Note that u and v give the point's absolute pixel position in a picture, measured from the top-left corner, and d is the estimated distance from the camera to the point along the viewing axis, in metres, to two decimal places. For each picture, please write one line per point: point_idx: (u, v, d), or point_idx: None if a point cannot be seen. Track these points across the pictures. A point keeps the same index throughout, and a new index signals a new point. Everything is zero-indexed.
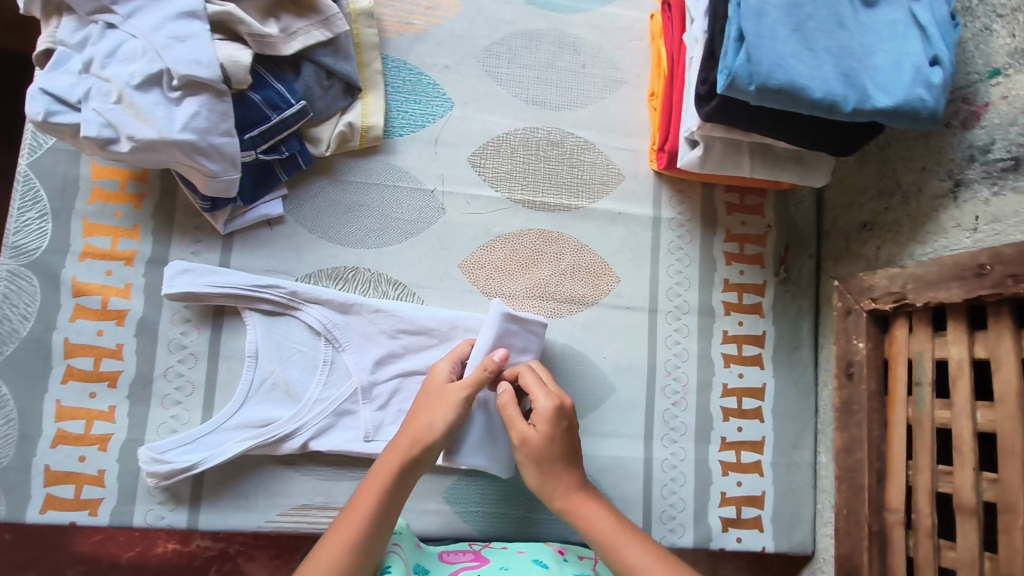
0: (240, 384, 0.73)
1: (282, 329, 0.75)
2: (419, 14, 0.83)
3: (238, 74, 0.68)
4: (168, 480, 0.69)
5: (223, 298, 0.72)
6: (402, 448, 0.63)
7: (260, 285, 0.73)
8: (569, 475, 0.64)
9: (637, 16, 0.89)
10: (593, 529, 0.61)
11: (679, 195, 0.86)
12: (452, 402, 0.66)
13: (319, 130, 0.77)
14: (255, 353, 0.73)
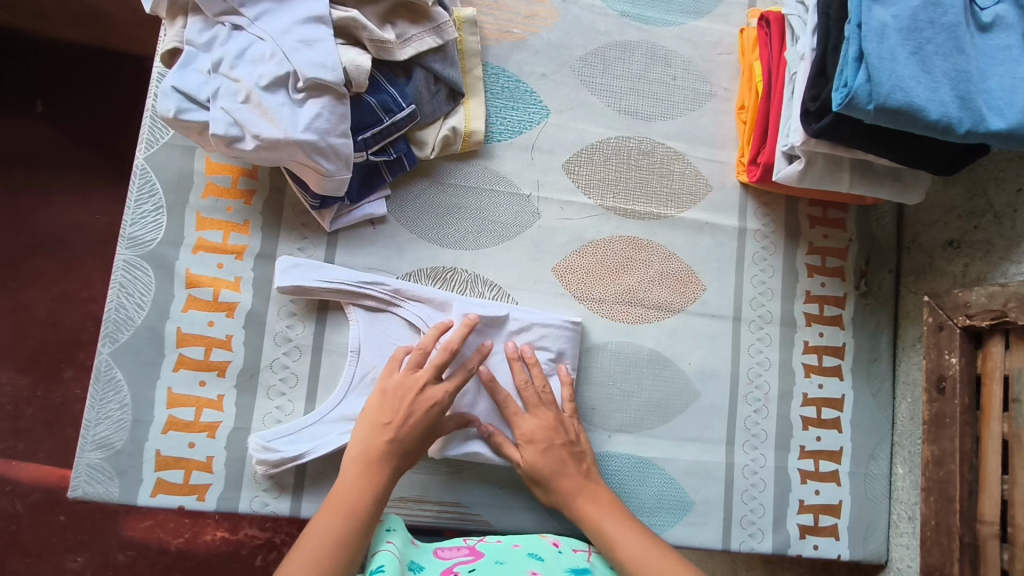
0: (342, 378, 0.74)
1: (383, 325, 0.76)
2: (518, 24, 0.85)
3: (359, 78, 0.71)
4: (276, 468, 0.71)
5: (331, 293, 0.74)
6: (382, 438, 0.65)
7: (365, 281, 0.74)
8: (563, 475, 0.70)
9: (727, 31, 0.90)
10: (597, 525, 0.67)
11: (763, 207, 0.88)
12: (419, 397, 0.67)
13: (424, 133, 0.79)
14: (358, 348, 0.74)
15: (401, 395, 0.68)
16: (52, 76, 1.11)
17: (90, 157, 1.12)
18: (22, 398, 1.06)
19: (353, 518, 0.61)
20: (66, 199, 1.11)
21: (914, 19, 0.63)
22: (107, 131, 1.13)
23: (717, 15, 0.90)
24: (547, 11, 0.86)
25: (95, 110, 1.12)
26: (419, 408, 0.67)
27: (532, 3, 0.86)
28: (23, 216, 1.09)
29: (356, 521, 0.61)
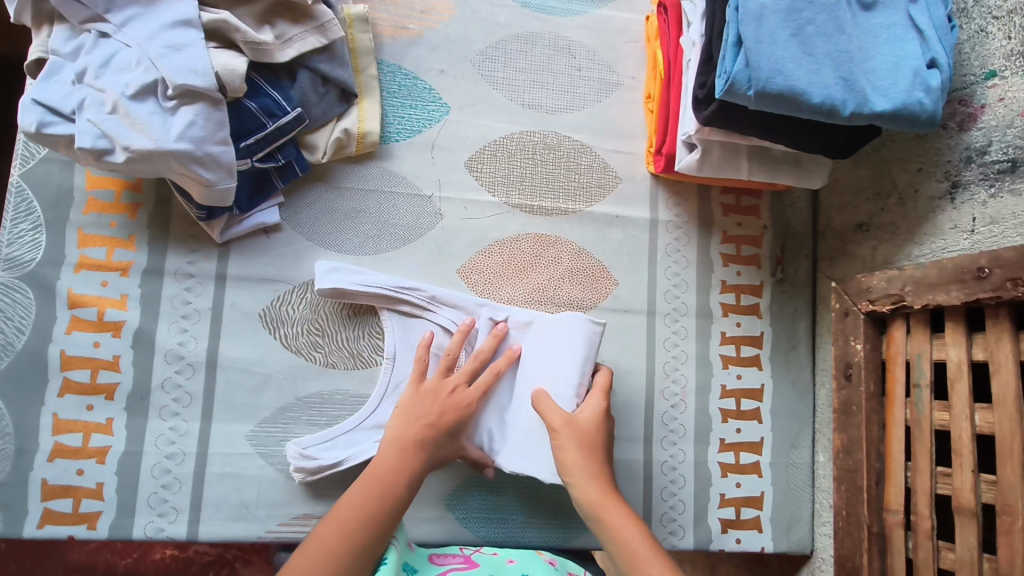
0: (377, 385, 0.74)
1: (418, 331, 0.76)
2: (413, 19, 0.83)
3: (234, 82, 0.68)
4: (314, 476, 0.71)
5: (368, 298, 0.74)
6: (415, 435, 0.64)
7: (402, 287, 0.74)
8: (592, 470, 0.64)
9: (633, 18, 0.88)
10: (615, 533, 0.59)
11: (676, 197, 0.86)
12: (452, 397, 0.68)
13: (315, 137, 0.76)
14: (393, 355, 0.75)
15: (434, 394, 0.68)
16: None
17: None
18: None
19: (389, 493, 0.60)
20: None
21: (792, 1, 0.61)
22: None
23: (621, 1, 0.88)
24: (444, 4, 0.84)
25: None
26: (455, 408, 0.67)
27: None
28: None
29: (393, 497, 0.60)
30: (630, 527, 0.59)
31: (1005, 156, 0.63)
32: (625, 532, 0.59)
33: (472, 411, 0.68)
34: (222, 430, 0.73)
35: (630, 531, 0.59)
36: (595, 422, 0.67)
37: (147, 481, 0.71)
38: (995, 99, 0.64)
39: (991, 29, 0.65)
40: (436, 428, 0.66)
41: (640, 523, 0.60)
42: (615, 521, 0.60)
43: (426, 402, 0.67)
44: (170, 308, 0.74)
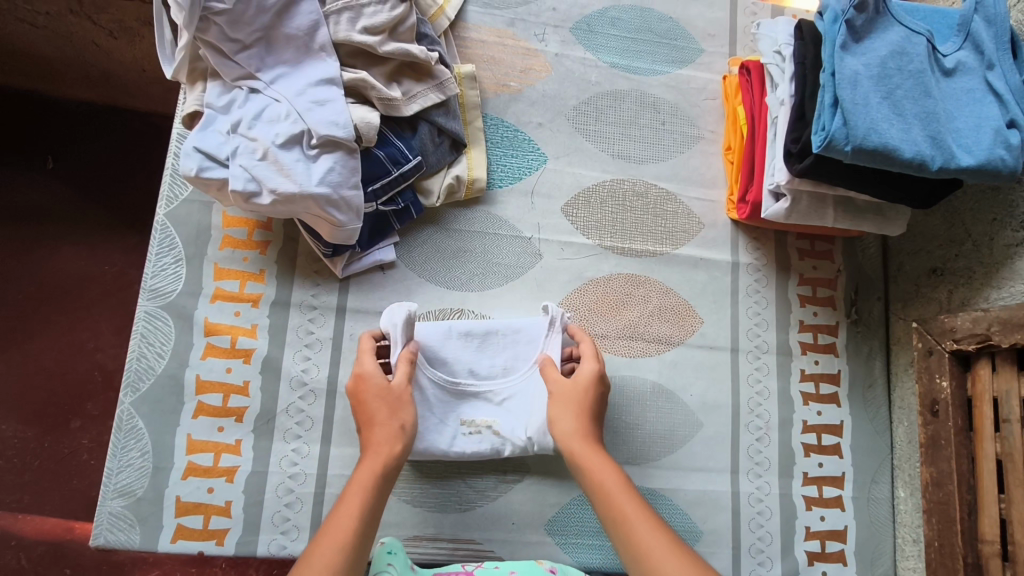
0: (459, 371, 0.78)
1: (481, 342, 0.78)
2: (514, 77, 0.92)
3: (369, 133, 0.76)
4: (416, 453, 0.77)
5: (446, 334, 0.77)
6: (378, 457, 0.66)
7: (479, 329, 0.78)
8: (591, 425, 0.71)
9: (711, 78, 0.96)
10: (601, 486, 0.66)
11: (754, 241, 0.92)
12: (404, 430, 0.68)
13: (430, 183, 0.83)
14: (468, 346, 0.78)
15: (386, 404, 0.70)
16: (61, 134, 1.15)
17: (97, 210, 1.15)
18: (30, 449, 1.05)
19: (373, 505, 0.64)
20: (75, 250, 1.14)
21: (883, 67, 0.68)
22: (116, 184, 1.16)
23: (700, 63, 0.97)
24: (542, 64, 0.93)
25: (104, 163, 1.16)
26: (400, 447, 0.68)
27: (527, 58, 0.93)
28: (36, 268, 1.11)
29: (370, 516, 0.62)
30: (608, 471, 0.67)
31: None
32: (608, 477, 0.66)
33: (400, 442, 0.68)
34: (340, 453, 0.78)
35: (609, 475, 0.66)
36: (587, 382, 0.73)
37: (271, 501, 0.75)
38: None
39: None
40: (385, 460, 0.66)
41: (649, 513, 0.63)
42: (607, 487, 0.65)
43: (377, 432, 0.68)
44: (295, 337, 0.80)
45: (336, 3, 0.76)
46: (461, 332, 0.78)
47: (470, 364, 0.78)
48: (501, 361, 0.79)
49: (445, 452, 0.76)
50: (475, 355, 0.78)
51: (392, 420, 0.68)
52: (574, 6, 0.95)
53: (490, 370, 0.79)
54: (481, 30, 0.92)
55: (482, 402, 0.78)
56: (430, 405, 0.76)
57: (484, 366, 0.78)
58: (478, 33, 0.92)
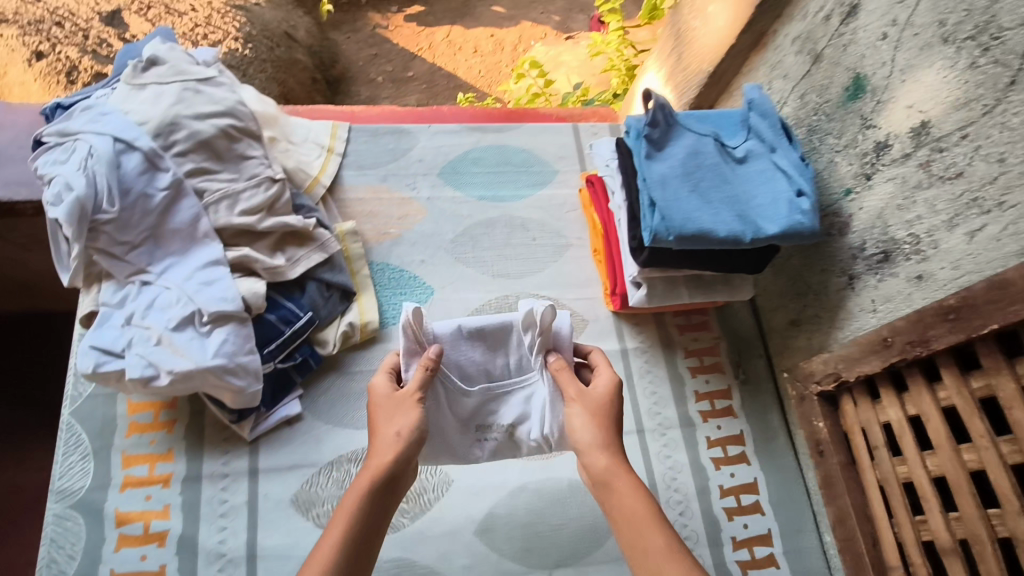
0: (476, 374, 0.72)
1: (501, 342, 0.72)
2: (393, 224, 1.01)
3: (257, 301, 0.83)
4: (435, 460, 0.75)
5: (456, 335, 0.70)
6: (374, 471, 0.62)
7: (508, 329, 0.71)
8: (608, 445, 0.65)
9: (569, 192, 1.09)
10: (622, 511, 0.61)
11: (636, 326, 1.01)
12: (402, 436, 0.63)
13: (325, 333, 0.90)
14: (484, 344, 0.71)
15: (394, 403, 0.66)
16: None
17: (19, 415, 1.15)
18: None
19: (374, 522, 0.61)
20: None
21: (684, 167, 0.81)
22: (36, 389, 1.17)
23: (557, 181, 1.10)
24: (417, 208, 1.04)
25: (22, 370, 1.18)
26: (401, 452, 0.63)
27: (403, 205, 1.03)
28: None
29: (365, 535, 0.60)
30: (637, 498, 0.61)
31: (878, 249, 0.78)
32: (630, 504, 0.61)
33: (404, 451, 0.63)
34: None
35: (638, 504, 0.60)
36: (602, 395, 0.67)
37: None
38: (856, 209, 0.81)
39: (837, 160, 0.84)
40: (375, 473, 0.61)
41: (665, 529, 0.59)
42: (626, 506, 0.61)
43: (376, 440, 0.63)
44: (210, 509, 0.80)
45: (213, 194, 0.85)
46: (471, 332, 0.70)
47: (484, 367, 0.72)
48: (516, 359, 0.72)
49: (461, 456, 0.75)
50: (485, 355, 0.72)
51: (390, 426, 0.64)
52: (439, 154, 1.08)
53: (505, 369, 0.73)
54: (358, 189, 1.03)
55: (504, 406, 0.73)
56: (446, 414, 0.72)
57: (498, 369, 0.72)
58: (356, 192, 1.03)
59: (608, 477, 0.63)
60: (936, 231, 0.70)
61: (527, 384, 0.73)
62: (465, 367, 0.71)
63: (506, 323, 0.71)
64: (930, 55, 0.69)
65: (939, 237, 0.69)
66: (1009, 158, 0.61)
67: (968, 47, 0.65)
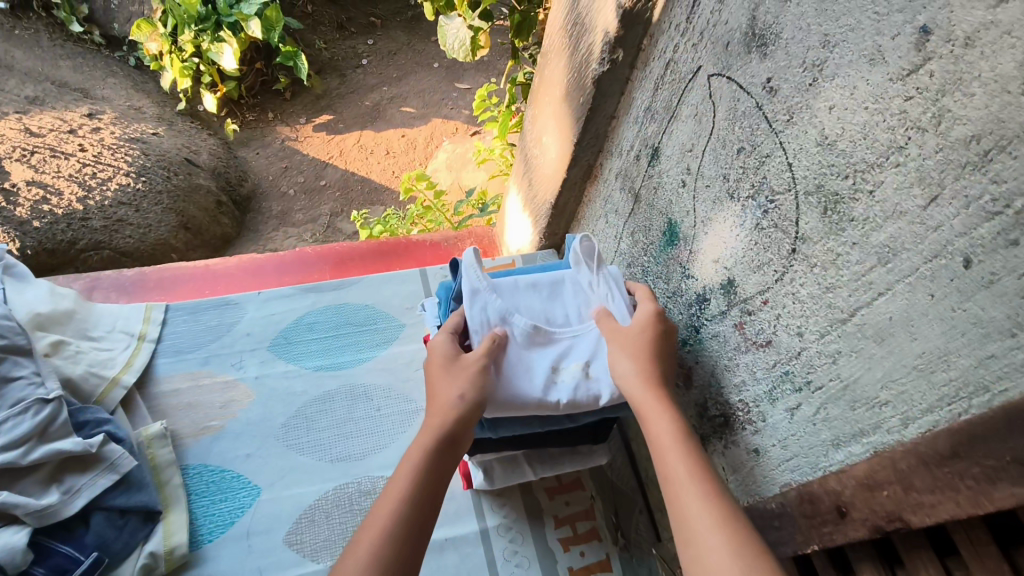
0: (533, 319, 0.73)
1: (557, 291, 0.77)
2: (214, 415, 0.91)
3: (14, 558, 0.68)
4: (499, 412, 0.68)
5: (516, 286, 0.76)
6: (431, 431, 0.63)
7: (559, 281, 0.77)
8: (634, 366, 0.65)
9: (418, 348, 1.01)
10: (646, 431, 0.61)
11: (499, 498, 0.90)
12: (464, 399, 0.64)
13: (119, 573, 0.75)
14: (541, 292, 0.76)
15: (452, 363, 0.67)
16: None
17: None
18: None
19: (429, 489, 0.61)
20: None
21: None
22: None
23: (405, 337, 1.02)
24: (243, 391, 0.93)
25: None
26: (458, 413, 0.63)
27: (226, 389, 0.93)
28: None
29: (418, 499, 0.59)
30: (660, 428, 0.60)
31: (717, 412, 0.71)
32: (659, 427, 0.60)
33: (458, 413, 0.63)
34: None
35: (664, 431, 0.60)
36: (641, 322, 0.68)
37: None
38: (693, 360, 0.75)
39: (671, 307, 0.79)
40: (432, 438, 0.63)
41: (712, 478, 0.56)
42: (652, 433, 0.61)
43: (435, 404, 0.65)
44: None
45: None
46: (528, 283, 0.76)
47: (545, 314, 0.74)
48: (575, 311, 0.75)
49: (542, 401, 0.68)
50: (543, 306, 0.75)
51: (450, 386, 0.65)
52: (269, 324, 1.00)
53: (566, 320, 0.75)
54: (174, 378, 0.93)
55: (570, 352, 0.72)
56: (514, 353, 0.71)
57: (559, 317, 0.75)
58: (171, 382, 0.92)
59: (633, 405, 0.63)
60: (761, 401, 0.63)
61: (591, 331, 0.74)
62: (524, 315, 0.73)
63: (559, 277, 0.78)
64: (721, 210, 0.67)
65: (764, 409, 0.63)
66: (805, 332, 0.56)
67: (751, 207, 0.62)
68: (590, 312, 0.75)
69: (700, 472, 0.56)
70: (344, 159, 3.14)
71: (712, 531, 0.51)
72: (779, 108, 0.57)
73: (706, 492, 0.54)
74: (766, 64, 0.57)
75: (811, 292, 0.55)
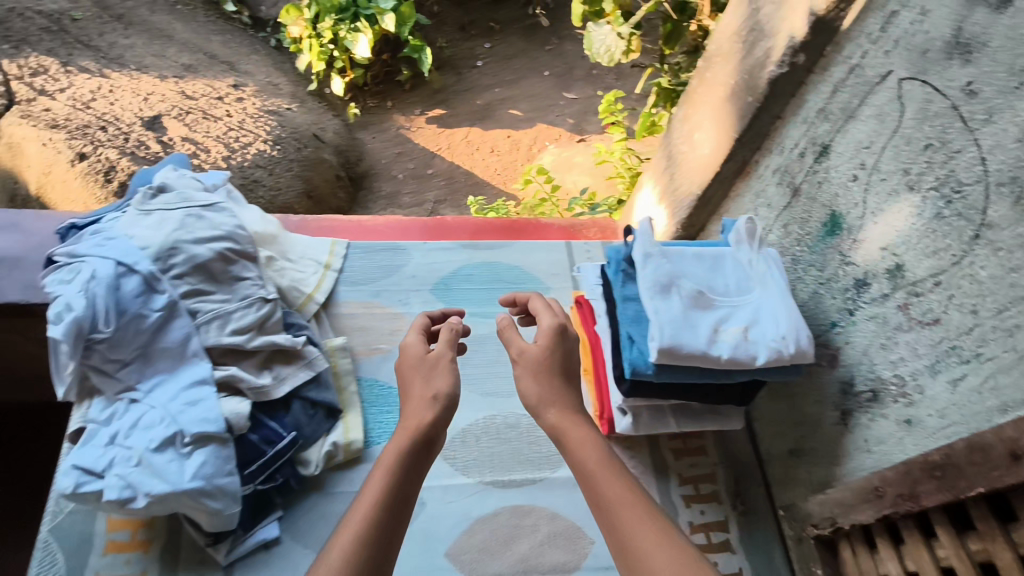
0: (697, 284, 0.81)
1: (718, 263, 0.84)
2: (383, 338, 1.03)
3: (238, 421, 0.83)
4: (670, 359, 0.75)
5: (683, 254, 0.83)
6: (410, 429, 0.65)
7: (721, 255, 0.85)
8: (563, 384, 0.70)
9: (563, 309, 1.11)
10: (570, 448, 0.66)
11: (628, 450, 0.99)
12: (437, 399, 0.67)
13: (308, 453, 0.89)
14: (705, 263, 0.83)
15: (412, 364, 0.71)
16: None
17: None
18: None
19: (401, 491, 0.62)
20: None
21: None
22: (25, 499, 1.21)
23: (551, 298, 1.12)
24: (407, 323, 1.05)
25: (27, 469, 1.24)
26: (432, 417, 0.66)
27: (393, 320, 1.05)
28: None
29: (399, 503, 0.61)
30: (586, 450, 0.66)
31: (867, 387, 0.78)
32: (585, 452, 0.65)
33: (439, 415, 0.67)
34: None
35: (594, 454, 0.65)
36: (547, 339, 0.72)
37: None
38: (844, 340, 0.82)
39: (823, 291, 0.86)
40: (412, 436, 0.65)
41: (644, 497, 0.62)
42: (579, 455, 0.65)
43: (411, 402, 0.68)
44: None
45: (205, 314, 0.87)
46: (693, 253, 0.84)
47: (709, 281, 0.82)
48: (734, 283, 0.83)
49: (707, 354, 0.75)
50: (707, 274, 0.83)
51: (427, 388, 0.68)
52: (432, 269, 1.11)
53: (727, 290, 0.82)
54: (351, 304, 1.06)
55: (732, 316, 0.79)
56: (684, 310, 0.78)
57: (720, 287, 0.82)
58: (348, 307, 1.05)
59: (561, 429, 0.67)
60: (919, 375, 0.71)
61: (750, 302, 0.81)
62: (691, 281, 0.81)
63: (721, 252, 0.85)
64: (897, 202, 0.74)
65: (923, 382, 0.71)
66: (980, 310, 0.64)
67: (932, 198, 0.69)
68: (748, 285, 0.83)
69: (632, 493, 0.62)
70: (451, 152, 3.31)
71: (658, 547, 0.58)
72: (977, 108, 0.64)
73: (641, 512, 0.61)
74: (968, 69, 0.64)
75: (992, 273, 0.63)
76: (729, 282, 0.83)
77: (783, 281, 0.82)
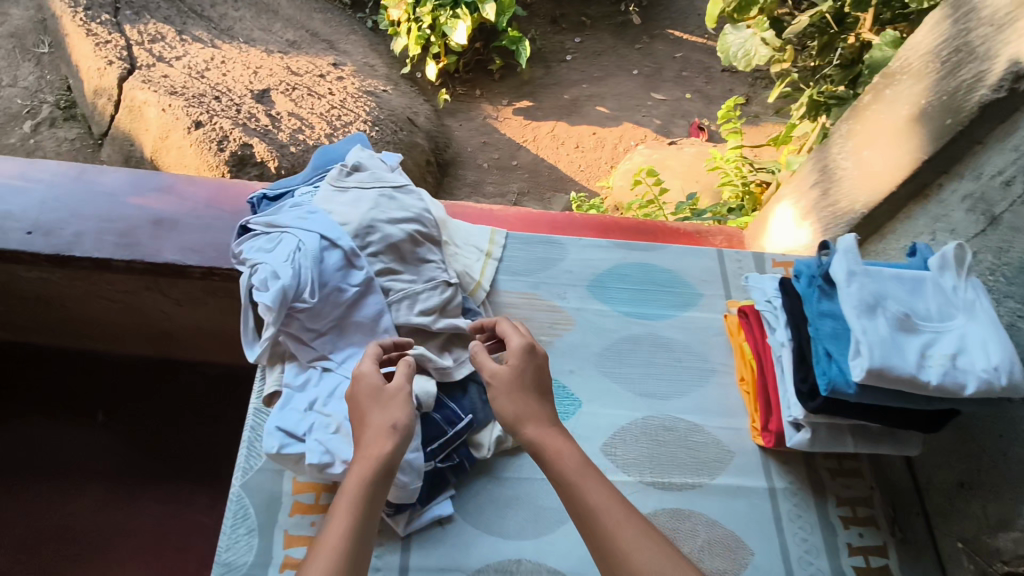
0: (900, 306, 0.80)
1: (917, 287, 0.83)
2: (544, 330, 1.05)
3: (427, 400, 0.86)
4: (876, 378, 0.75)
5: (885, 275, 0.83)
6: (370, 458, 0.72)
7: (920, 279, 0.84)
8: (537, 402, 0.80)
9: (715, 317, 1.11)
10: (558, 460, 0.74)
11: (785, 466, 0.98)
12: (395, 428, 0.74)
13: (481, 436, 0.92)
14: (905, 286, 0.83)
15: (370, 396, 0.77)
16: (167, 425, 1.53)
17: (106, 467, 1.46)
18: None
19: (366, 517, 0.69)
20: (92, 488, 1.43)
21: None
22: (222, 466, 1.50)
23: (703, 304, 1.12)
24: (567, 318, 1.07)
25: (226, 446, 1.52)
26: (394, 443, 0.74)
27: (553, 313, 1.07)
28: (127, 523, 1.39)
29: (364, 533, 0.68)
30: (566, 459, 0.74)
31: None
32: (564, 461, 0.74)
33: (392, 448, 0.73)
34: None
35: (571, 463, 0.74)
36: (518, 360, 0.81)
37: None
38: None
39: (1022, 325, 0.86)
40: (373, 463, 0.72)
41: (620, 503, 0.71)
42: (554, 464, 0.74)
43: (369, 430, 0.74)
44: None
45: (397, 294, 0.91)
46: (893, 274, 0.83)
47: (910, 304, 0.81)
48: (935, 308, 0.81)
49: (915, 377, 0.74)
50: (907, 297, 0.82)
51: (383, 419, 0.75)
52: (588, 267, 1.14)
53: (928, 315, 0.81)
54: (512, 294, 1.08)
55: (936, 341, 0.78)
56: (889, 331, 0.77)
57: (921, 311, 0.81)
58: (509, 296, 1.07)
59: (539, 443, 0.76)
60: None
61: (954, 328, 0.79)
62: (894, 302, 0.80)
63: (921, 276, 0.84)
64: None
65: None
66: None
67: None
68: (951, 311, 0.81)
69: (610, 501, 0.71)
70: (538, 144, 3.31)
71: (649, 560, 0.66)
72: None
73: (636, 522, 0.69)
74: None
75: None
76: (929, 308, 0.82)
77: (987, 306, 0.79)
